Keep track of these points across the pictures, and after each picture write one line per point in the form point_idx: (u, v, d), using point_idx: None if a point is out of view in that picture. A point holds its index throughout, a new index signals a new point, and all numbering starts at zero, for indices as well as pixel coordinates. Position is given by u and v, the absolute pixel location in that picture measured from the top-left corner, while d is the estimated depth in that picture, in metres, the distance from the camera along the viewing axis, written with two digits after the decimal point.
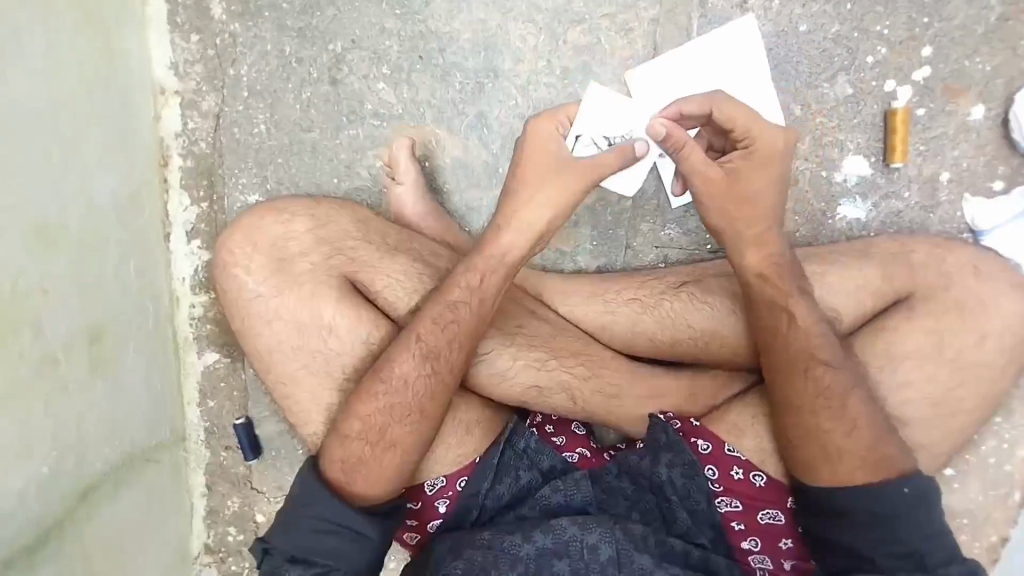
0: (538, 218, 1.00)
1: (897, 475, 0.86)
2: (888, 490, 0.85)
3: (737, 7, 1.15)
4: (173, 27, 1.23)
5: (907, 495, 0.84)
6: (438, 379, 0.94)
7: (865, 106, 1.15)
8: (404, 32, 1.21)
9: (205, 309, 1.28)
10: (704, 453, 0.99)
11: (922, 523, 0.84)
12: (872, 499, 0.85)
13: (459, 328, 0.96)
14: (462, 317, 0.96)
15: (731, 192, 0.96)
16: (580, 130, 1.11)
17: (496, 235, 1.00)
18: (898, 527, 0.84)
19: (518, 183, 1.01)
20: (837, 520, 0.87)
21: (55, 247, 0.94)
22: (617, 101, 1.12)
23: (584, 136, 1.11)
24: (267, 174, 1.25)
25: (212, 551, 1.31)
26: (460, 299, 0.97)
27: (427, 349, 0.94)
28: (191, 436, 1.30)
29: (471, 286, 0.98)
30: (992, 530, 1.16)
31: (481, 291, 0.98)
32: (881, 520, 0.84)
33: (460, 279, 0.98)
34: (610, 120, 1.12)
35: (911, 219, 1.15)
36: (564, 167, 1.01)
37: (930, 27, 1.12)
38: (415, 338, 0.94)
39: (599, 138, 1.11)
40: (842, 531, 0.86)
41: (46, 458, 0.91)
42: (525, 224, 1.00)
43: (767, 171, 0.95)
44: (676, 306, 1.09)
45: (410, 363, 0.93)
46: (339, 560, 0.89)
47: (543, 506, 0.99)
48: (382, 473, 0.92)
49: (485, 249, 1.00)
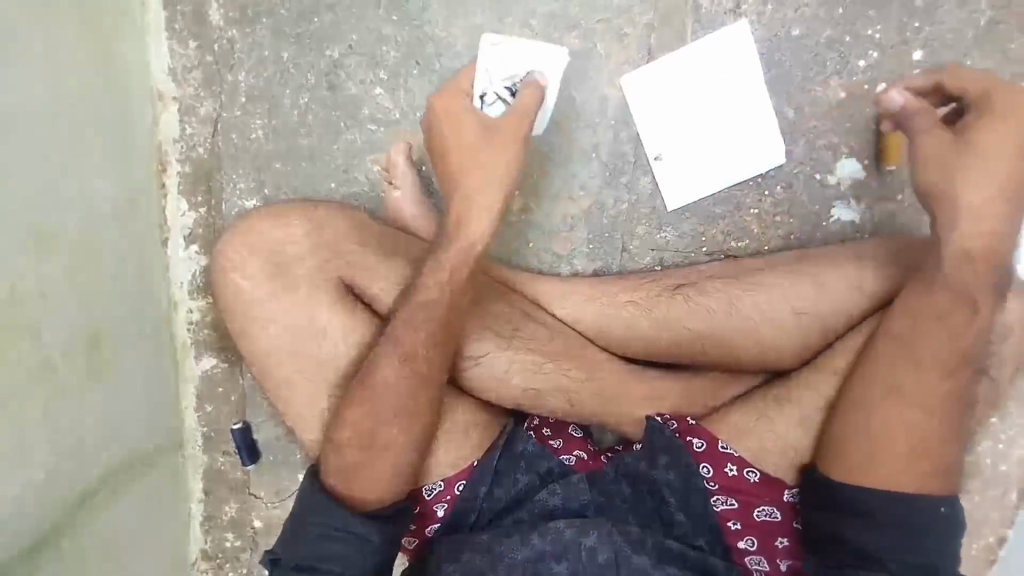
0: (495, 199, 0.99)
1: (936, 494, 0.85)
2: (926, 502, 0.84)
3: (730, 12, 1.16)
4: (172, 33, 1.24)
5: (942, 514, 0.84)
6: (421, 378, 0.95)
7: (857, 110, 1.16)
8: (401, 38, 1.21)
9: (203, 314, 1.28)
10: (699, 451, 0.99)
11: (943, 545, 0.84)
12: (905, 507, 0.84)
13: (436, 326, 0.96)
14: (438, 315, 0.96)
15: (951, 152, 0.89)
16: (482, 88, 1.12)
17: (462, 225, 0.99)
18: (919, 538, 0.83)
19: (455, 168, 0.99)
20: (856, 520, 0.85)
21: (55, 252, 0.94)
22: (507, 46, 1.16)
23: (488, 93, 1.12)
24: (265, 179, 1.26)
25: (210, 557, 1.31)
26: (432, 298, 0.97)
27: (405, 351, 0.95)
28: (190, 441, 1.30)
29: (442, 283, 0.97)
30: (988, 530, 1.17)
31: (464, 289, 0.99)
32: (902, 525, 0.83)
33: (429, 279, 0.98)
34: (508, 65, 1.14)
35: (906, 221, 1.16)
36: (487, 129, 1.00)
37: (922, 31, 1.13)
38: (395, 342, 0.95)
39: (501, 85, 1.13)
40: (863, 531, 0.84)
41: (45, 463, 0.91)
42: (489, 210, 0.98)
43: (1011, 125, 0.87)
44: (672, 309, 1.10)
45: (394, 366, 0.94)
46: (345, 565, 0.88)
47: (541, 509, 1.00)
48: (377, 477, 0.92)
49: (449, 243, 0.99)
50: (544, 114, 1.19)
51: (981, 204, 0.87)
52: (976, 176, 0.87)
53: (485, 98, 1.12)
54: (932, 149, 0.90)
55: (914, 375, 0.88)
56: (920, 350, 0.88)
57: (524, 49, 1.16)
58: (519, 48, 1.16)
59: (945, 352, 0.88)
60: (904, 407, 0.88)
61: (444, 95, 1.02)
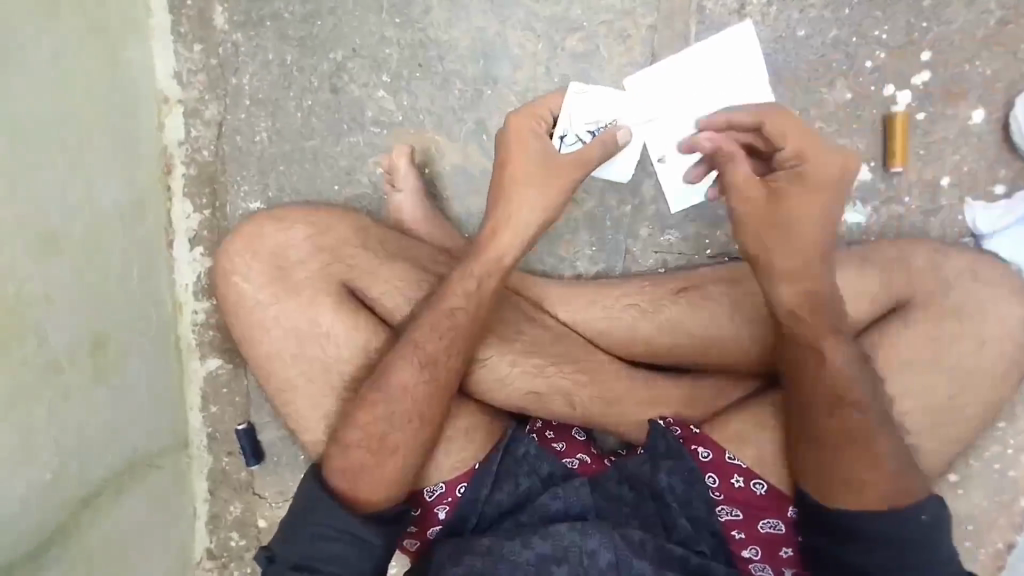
0: (533, 219, 0.99)
1: (913, 503, 0.87)
2: (906, 516, 0.86)
3: (735, 13, 1.15)
4: (177, 37, 1.25)
5: (924, 522, 0.86)
6: (437, 384, 0.95)
7: (864, 111, 1.14)
8: (403, 40, 1.22)
9: (208, 315, 1.29)
10: (704, 461, 0.99)
11: (933, 549, 0.85)
12: (891, 523, 0.86)
13: (457, 334, 0.97)
14: (459, 323, 0.97)
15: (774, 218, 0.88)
16: (565, 128, 1.06)
17: (494, 235, 0.99)
18: (907, 553, 0.85)
19: (510, 183, 0.99)
20: (847, 540, 0.87)
21: (59, 254, 0.95)
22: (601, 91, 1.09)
23: (569, 135, 1.06)
24: (269, 181, 1.26)
25: (215, 556, 1.32)
26: (456, 306, 0.98)
27: (425, 356, 0.95)
28: (195, 441, 1.31)
29: (467, 292, 0.98)
30: (997, 537, 1.15)
31: (478, 296, 0.98)
32: (889, 541, 0.85)
33: (455, 288, 0.98)
34: (594, 109, 1.09)
35: (911, 223, 1.15)
36: (548, 159, 0.99)
37: (929, 32, 1.12)
38: (413, 346, 0.96)
39: (582, 130, 1.07)
40: (855, 552, 0.86)
41: (48, 464, 0.91)
42: (521, 229, 0.99)
43: (821, 194, 0.87)
44: (676, 312, 1.09)
45: (409, 371, 0.94)
46: (343, 566, 0.89)
47: (541, 513, 0.98)
48: (380, 481, 0.92)
49: (480, 253, 1.00)
50: (611, 164, 1.14)
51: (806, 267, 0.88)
52: (780, 238, 0.88)
53: (566, 138, 1.06)
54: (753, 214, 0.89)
55: (809, 409, 0.91)
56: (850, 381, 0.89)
57: (609, 94, 1.10)
58: (603, 94, 1.09)
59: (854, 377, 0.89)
60: (859, 425, 0.88)
61: (516, 117, 1.01)
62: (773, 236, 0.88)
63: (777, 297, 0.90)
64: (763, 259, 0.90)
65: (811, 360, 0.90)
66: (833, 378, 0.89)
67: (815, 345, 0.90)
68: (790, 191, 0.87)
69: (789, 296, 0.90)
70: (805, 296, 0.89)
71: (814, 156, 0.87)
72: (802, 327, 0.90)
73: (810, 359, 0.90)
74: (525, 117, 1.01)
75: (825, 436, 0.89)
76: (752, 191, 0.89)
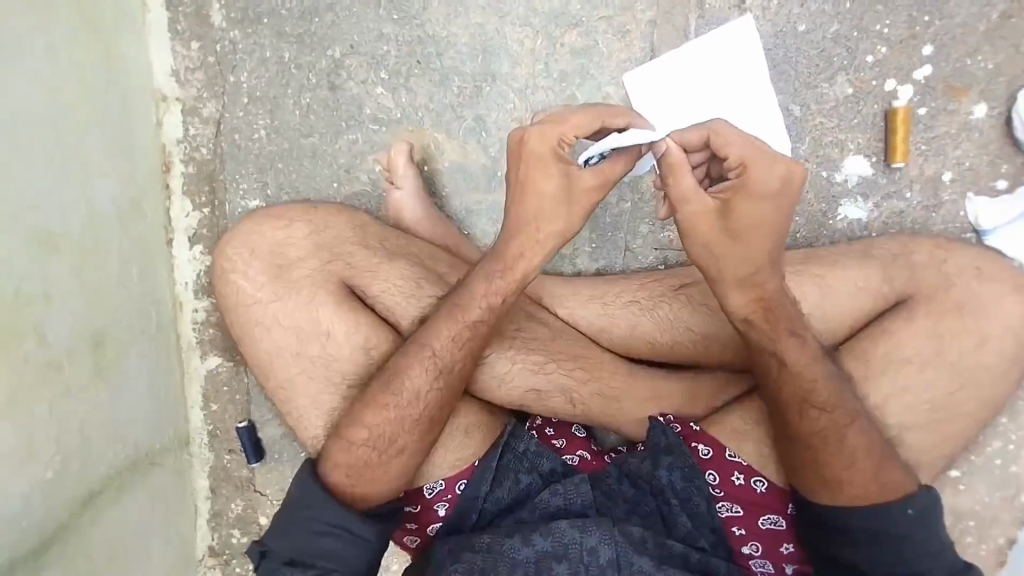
0: (555, 232, 0.96)
1: (900, 496, 0.87)
2: (891, 511, 0.86)
3: (735, 8, 1.15)
4: (174, 34, 1.24)
5: (909, 516, 0.86)
6: (448, 391, 0.96)
7: (864, 106, 1.14)
8: (402, 37, 1.21)
9: (208, 313, 1.30)
10: (704, 458, 0.99)
11: (922, 542, 0.86)
12: (877, 519, 0.86)
13: (474, 344, 0.97)
14: (479, 334, 0.97)
15: (727, 228, 0.86)
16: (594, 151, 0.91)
17: (522, 255, 0.97)
18: (893, 546, 0.86)
19: (518, 199, 0.95)
20: (834, 535, 0.89)
21: (57, 254, 0.95)
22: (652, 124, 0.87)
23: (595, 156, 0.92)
24: (267, 179, 1.26)
25: (216, 553, 1.32)
26: (479, 319, 0.97)
27: (441, 364, 0.95)
28: (196, 439, 1.31)
29: (492, 306, 0.98)
30: (998, 531, 1.15)
31: (500, 310, 0.98)
32: (877, 538, 0.86)
33: (476, 297, 0.98)
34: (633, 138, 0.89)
35: (912, 219, 1.14)
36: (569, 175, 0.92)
37: (931, 25, 1.11)
38: (429, 353, 0.95)
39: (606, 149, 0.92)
40: (842, 547, 0.88)
41: (49, 463, 0.91)
42: (544, 243, 0.97)
43: (765, 203, 0.84)
44: (675, 308, 1.09)
45: (423, 375, 0.94)
46: (341, 563, 0.90)
47: (542, 510, 0.96)
48: (382, 479, 0.93)
49: (507, 268, 0.98)
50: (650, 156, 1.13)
51: (752, 275, 0.89)
52: (731, 246, 0.87)
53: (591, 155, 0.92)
54: (705, 229, 0.87)
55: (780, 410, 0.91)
56: (823, 378, 0.90)
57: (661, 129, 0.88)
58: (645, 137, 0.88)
59: (827, 372, 0.90)
60: (833, 422, 0.89)
61: (528, 136, 0.92)
62: (725, 245, 0.87)
63: (732, 305, 0.91)
64: (715, 268, 0.90)
65: (774, 367, 0.91)
66: (804, 375, 0.90)
67: (765, 349, 0.91)
68: (738, 202, 0.85)
69: (741, 304, 0.91)
70: (759, 303, 0.90)
71: (756, 163, 0.84)
72: (756, 332, 0.92)
73: (772, 366, 0.91)
74: (548, 139, 0.91)
75: (795, 432, 0.90)
76: (704, 202, 0.86)
